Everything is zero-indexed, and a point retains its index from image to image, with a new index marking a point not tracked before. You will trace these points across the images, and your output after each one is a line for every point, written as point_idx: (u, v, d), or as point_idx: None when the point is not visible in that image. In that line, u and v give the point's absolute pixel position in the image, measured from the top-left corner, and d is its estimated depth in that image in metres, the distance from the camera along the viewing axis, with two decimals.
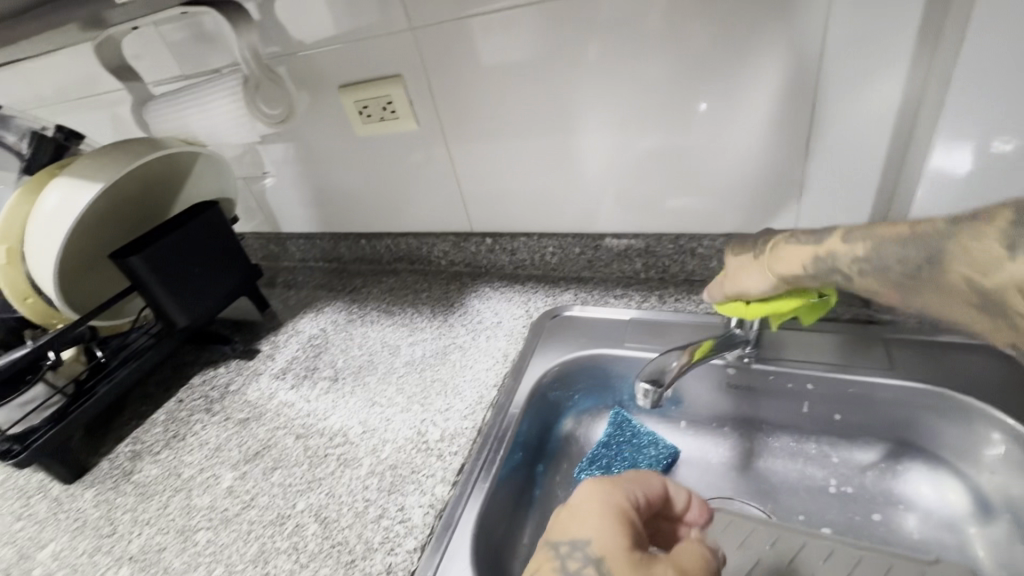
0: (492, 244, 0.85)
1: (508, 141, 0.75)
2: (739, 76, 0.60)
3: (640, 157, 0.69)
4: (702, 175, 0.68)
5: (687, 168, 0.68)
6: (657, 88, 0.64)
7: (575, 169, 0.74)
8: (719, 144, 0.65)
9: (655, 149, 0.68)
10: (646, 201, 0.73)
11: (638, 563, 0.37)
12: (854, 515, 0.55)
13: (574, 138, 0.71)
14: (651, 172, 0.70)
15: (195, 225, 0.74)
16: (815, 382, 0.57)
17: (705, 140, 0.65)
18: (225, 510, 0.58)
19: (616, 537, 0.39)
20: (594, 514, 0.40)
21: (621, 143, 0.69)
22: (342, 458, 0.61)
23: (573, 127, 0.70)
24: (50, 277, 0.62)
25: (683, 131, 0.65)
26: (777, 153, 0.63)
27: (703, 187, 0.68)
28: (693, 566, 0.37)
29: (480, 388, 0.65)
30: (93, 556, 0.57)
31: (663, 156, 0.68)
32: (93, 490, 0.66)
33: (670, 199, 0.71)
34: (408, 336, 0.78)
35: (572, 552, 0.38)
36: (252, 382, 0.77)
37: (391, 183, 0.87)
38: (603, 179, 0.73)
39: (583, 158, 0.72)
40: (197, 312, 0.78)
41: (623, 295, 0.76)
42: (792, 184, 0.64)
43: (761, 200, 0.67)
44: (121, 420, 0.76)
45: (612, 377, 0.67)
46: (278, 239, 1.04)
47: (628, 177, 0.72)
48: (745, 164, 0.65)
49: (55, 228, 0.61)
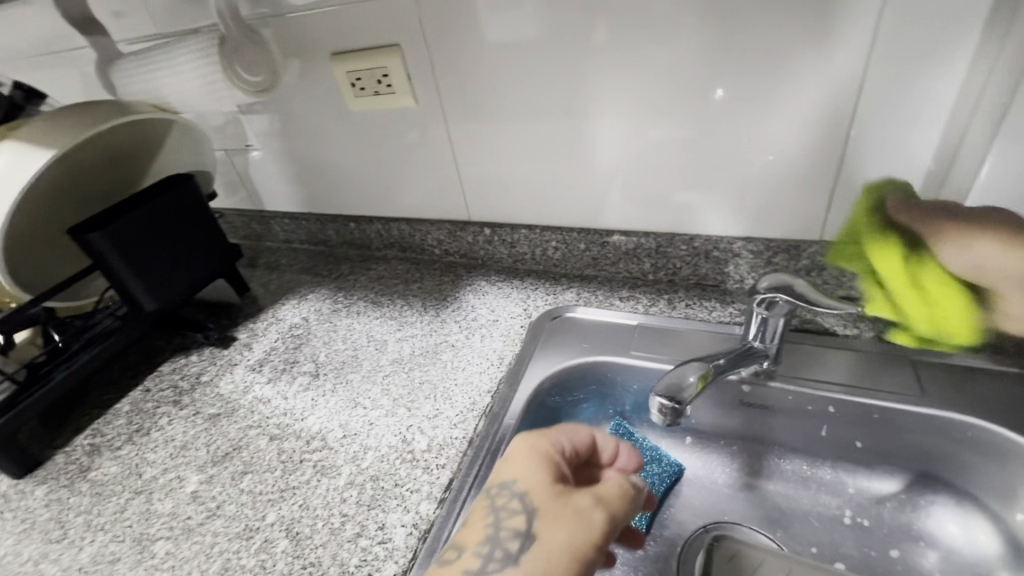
0: (490, 235, 0.80)
1: (515, 126, 0.69)
2: (773, 66, 0.54)
3: (659, 151, 0.64)
4: (725, 173, 0.62)
5: (710, 164, 0.62)
6: (684, 75, 0.58)
7: (585, 159, 0.68)
8: (744, 141, 0.59)
9: (672, 141, 0.62)
10: (657, 197, 0.67)
11: (560, 492, 0.41)
12: (869, 550, 0.51)
13: (586, 126, 0.65)
14: (666, 165, 0.64)
15: (167, 199, 0.68)
16: (837, 406, 0.52)
17: (731, 136, 0.59)
18: (188, 519, 0.53)
19: (541, 477, 0.42)
20: (525, 458, 0.43)
21: (639, 136, 0.64)
22: (319, 465, 0.56)
23: (588, 114, 0.64)
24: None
25: (709, 124, 0.60)
26: (809, 154, 0.57)
27: (721, 185, 0.63)
28: (612, 496, 0.40)
29: (473, 394, 0.60)
30: (40, 564, 0.52)
31: (681, 150, 0.63)
32: (45, 488, 0.60)
33: (683, 194, 0.66)
34: (396, 331, 0.73)
35: (503, 492, 0.42)
36: (225, 373, 0.72)
37: (385, 165, 0.80)
38: (615, 171, 0.67)
39: (596, 149, 0.66)
40: (167, 296, 0.72)
41: (629, 298, 0.71)
42: (823, 188, 0.59)
43: (785, 204, 0.61)
44: (81, 409, 0.70)
45: (615, 387, 0.63)
46: (261, 218, 0.97)
47: (640, 171, 0.66)
48: (772, 164, 0.60)
49: (1, 197, 0.54)
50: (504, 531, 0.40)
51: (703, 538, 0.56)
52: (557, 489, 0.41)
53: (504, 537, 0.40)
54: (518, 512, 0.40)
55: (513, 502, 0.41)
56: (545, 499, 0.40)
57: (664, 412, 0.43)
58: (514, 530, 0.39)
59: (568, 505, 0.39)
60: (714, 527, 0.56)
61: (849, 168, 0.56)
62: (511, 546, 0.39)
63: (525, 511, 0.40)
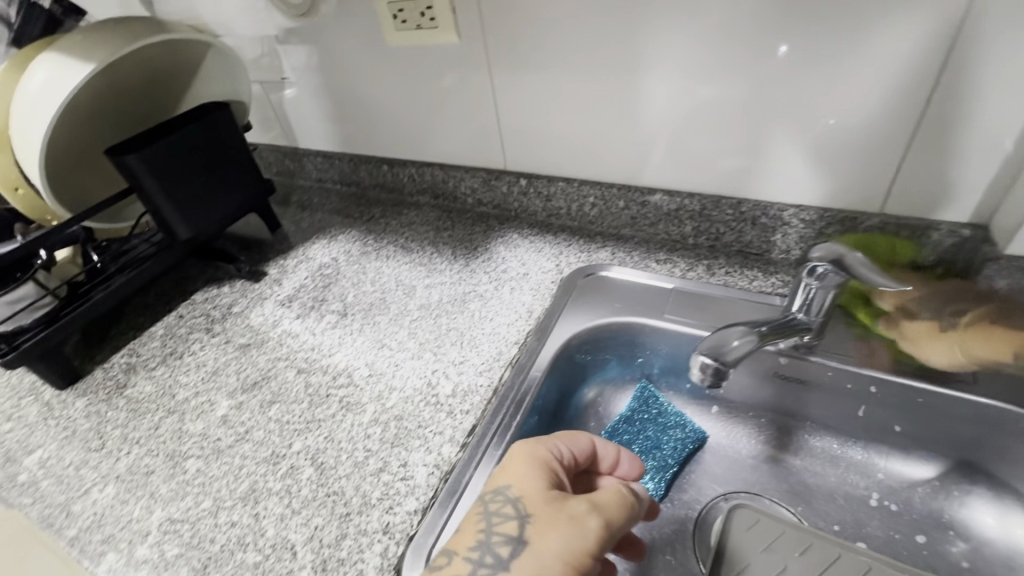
0: (526, 186, 0.77)
1: (562, 72, 0.65)
2: (856, 15, 0.49)
3: (714, 110, 0.59)
4: (783, 137, 0.58)
5: (767, 126, 0.58)
6: (751, 24, 0.53)
7: (632, 113, 0.64)
8: (811, 100, 0.55)
9: (729, 99, 0.58)
10: (706, 157, 0.63)
11: (555, 497, 0.40)
12: (894, 533, 0.50)
13: (638, 76, 0.61)
14: (720, 123, 0.60)
15: (203, 127, 0.67)
16: (879, 386, 0.51)
17: (796, 94, 0.55)
18: (218, 440, 0.55)
19: (537, 480, 0.41)
20: (522, 463, 0.42)
21: (693, 93, 0.59)
22: (344, 400, 0.57)
23: (640, 64, 0.60)
24: (32, 165, 0.56)
25: (773, 79, 0.55)
26: (881, 118, 0.53)
27: (779, 147, 0.59)
28: (610, 504, 0.40)
29: (499, 344, 0.60)
30: (81, 469, 0.55)
31: (739, 108, 0.58)
32: (85, 400, 0.63)
33: (736, 156, 0.61)
34: (425, 277, 0.72)
35: (496, 496, 0.41)
36: (255, 306, 0.73)
37: (422, 108, 0.78)
38: (663, 127, 0.63)
39: (645, 102, 0.62)
40: (201, 225, 0.72)
41: (666, 261, 0.68)
42: (893, 156, 0.54)
43: (847, 172, 0.57)
44: (118, 330, 0.72)
45: (644, 350, 0.61)
46: (294, 155, 0.96)
47: (691, 127, 0.62)
48: (838, 127, 0.55)
49: (40, 113, 0.54)
50: (495, 536, 0.39)
51: (721, 505, 0.55)
52: (552, 495, 0.40)
53: (494, 543, 0.39)
54: (511, 517, 0.39)
55: (505, 506, 0.40)
56: (540, 505, 0.39)
57: (704, 371, 0.41)
58: (504, 534, 0.38)
59: (564, 513, 0.38)
60: (734, 496, 0.56)
61: (926, 138, 0.52)
62: (502, 552, 0.38)
63: (519, 514, 0.39)
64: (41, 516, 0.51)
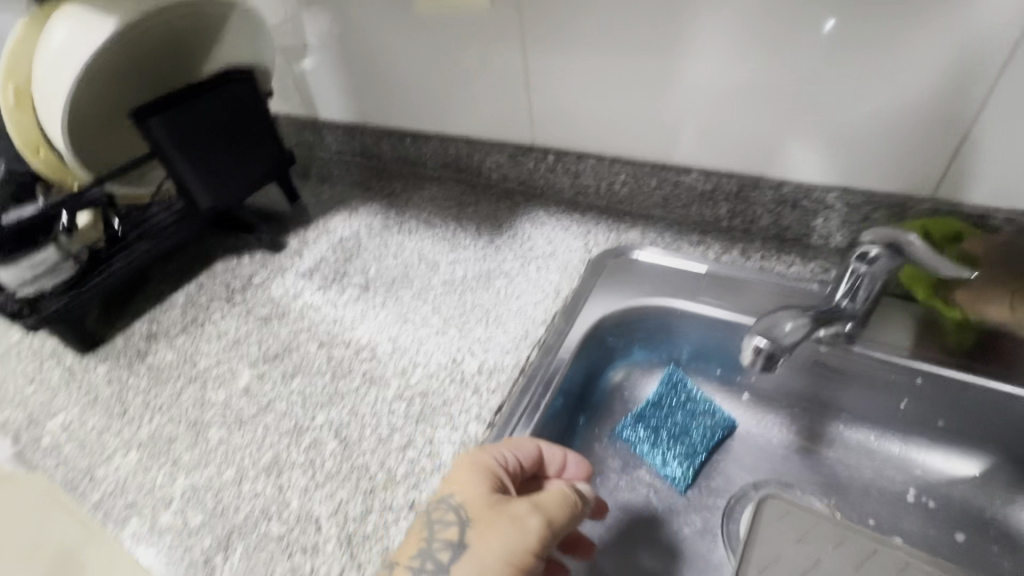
0: (554, 163, 0.74)
1: (600, 44, 0.61)
2: None
3: (759, 87, 0.56)
4: (830, 116, 0.55)
5: (815, 105, 0.55)
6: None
7: (670, 87, 0.61)
8: (863, 77, 0.51)
9: (774, 75, 0.55)
10: (745, 137, 0.60)
11: (498, 500, 0.39)
12: (931, 529, 0.49)
13: (678, 48, 0.58)
14: (763, 101, 0.57)
15: (226, 92, 0.65)
16: (926, 378, 0.49)
17: (849, 71, 0.51)
18: (240, 411, 0.54)
19: (479, 485, 0.40)
20: (466, 468, 0.41)
21: (737, 69, 0.56)
22: (368, 375, 0.56)
23: (682, 35, 0.57)
24: (55, 125, 0.55)
25: (822, 55, 0.52)
26: (940, 99, 0.49)
27: (825, 128, 0.55)
28: (554, 504, 0.39)
29: (526, 323, 0.58)
30: (103, 434, 0.55)
31: (784, 85, 0.55)
32: (107, 365, 0.63)
33: (777, 137, 0.58)
34: (448, 253, 0.71)
35: (439, 503, 0.40)
36: (276, 277, 0.72)
37: (448, 79, 0.75)
38: (701, 104, 0.60)
39: (684, 77, 0.59)
40: (222, 193, 0.71)
41: (698, 243, 0.66)
42: (950, 142, 0.51)
43: (898, 156, 0.54)
44: (139, 296, 0.72)
45: (675, 334, 0.60)
46: (314, 125, 0.94)
47: (731, 105, 0.59)
48: (890, 107, 0.51)
49: (63, 72, 0.53)
50: (438, 542, 0.38)
51: (750, 495, 0.54)
52: (495, 498, 0.39)
53: (435, 549, 0.38)
54: (453, 522, 0.38)
55: (447, 512, 0.39)
56: (482, 509, 0.38)
57: (757, 354, 0.39)
58: (447, 541, 0.38)
59: (505, 514, 0.38)
60: (764, 486, 0.54)
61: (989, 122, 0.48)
62: (443, 558, 0.37)
63: (461, 519, 0.38)
64: (65, 479, 0.51)
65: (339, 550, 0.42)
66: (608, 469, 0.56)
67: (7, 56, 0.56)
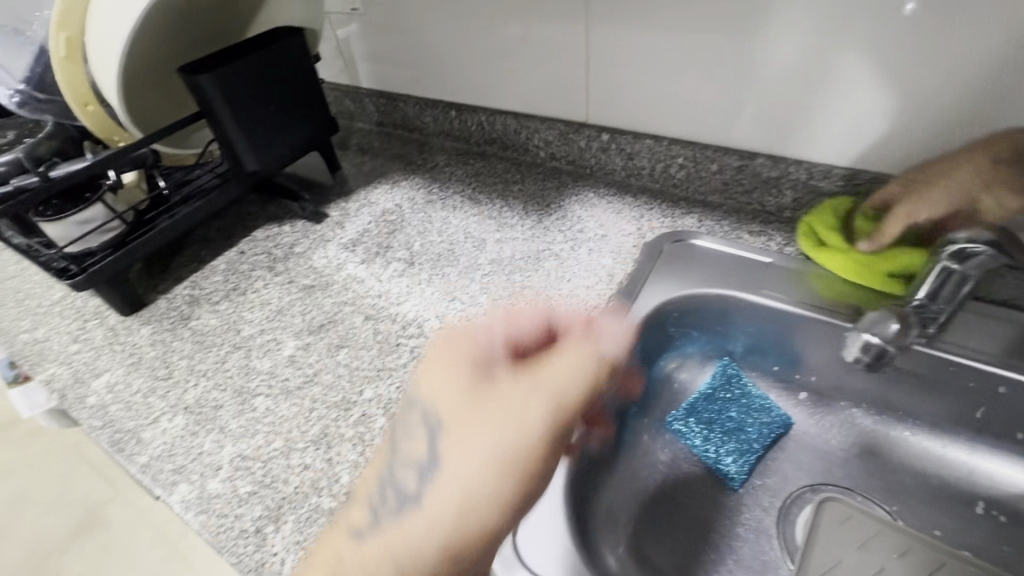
0: (607, 142, 0.71)
1: (665, 17, 0.57)
2: None
3: (836, 70, 0.52)
4: (912, 105, 0.50)
5: (897, 92, 0.50)
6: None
7: (743, 68, 0.56)
8: (966, 62, 0.46)
9: (861, 59, 0.50)
10: (818, 124, 0.56)
11: (483, 384, 0.37)
12: (1001, 543, 0.47)
13: (753, 24, 0.53)
14: (843, 87, 0.53)
15: (275, 52, 0.63)
16: (1011, 387, 0.46)
17: (943, 59, 0.47)
18: (287, 381, 0.53)
19: (456, 376, 0.38)
20: (448, 353, 0.39)
21: (819, 51, 0.52)
22: (416, 352, 0.54)
23: (760, 9, 0.52)
24: (113, 90, 0.54)
25: (916, 37, 0.47)
26: None
27: (912, 117, 0.51)
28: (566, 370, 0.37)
29: (580, 306, 0.56)
30: (148, 397, 0.54)
31: (872, 71, 0.50)
32: (150, 327, 0.62)
33: (854, 125, 0.54)
34: (495, 232, 0.68)
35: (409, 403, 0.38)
36: (318, 248, 0.70)
37: (499, 50, 0.71)
38: (773, 87, 0.56)
39: (757, 55, 0.55)
40: (268, 159, 0.69)
41: (759, 233, 0.63)
42: None
43: None
44: (181, 260, 0.71)
45: (733, 326, 0.57)
46: (356, 94, 0.91)
47: (807, 89, 0.55)
48: (992, 95, 0.47)
49: (117, 21, 0.51)
50: (401, 467, 0.36)
51: (807, 496, 0.52)
52: (483, 378, 0.37)
53: (403, 470, 0.36)
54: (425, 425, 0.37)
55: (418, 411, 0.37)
56: (461, 400, 0.37)
57: None
58: (415, 463, 0.36)
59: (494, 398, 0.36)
60: (821, 488, 0.52)
61: None
62: (409, 483, 0.36)
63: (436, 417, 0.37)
64: (111, 440, 0.51)
65: None
66: (657, 461, 0.55)
67: None
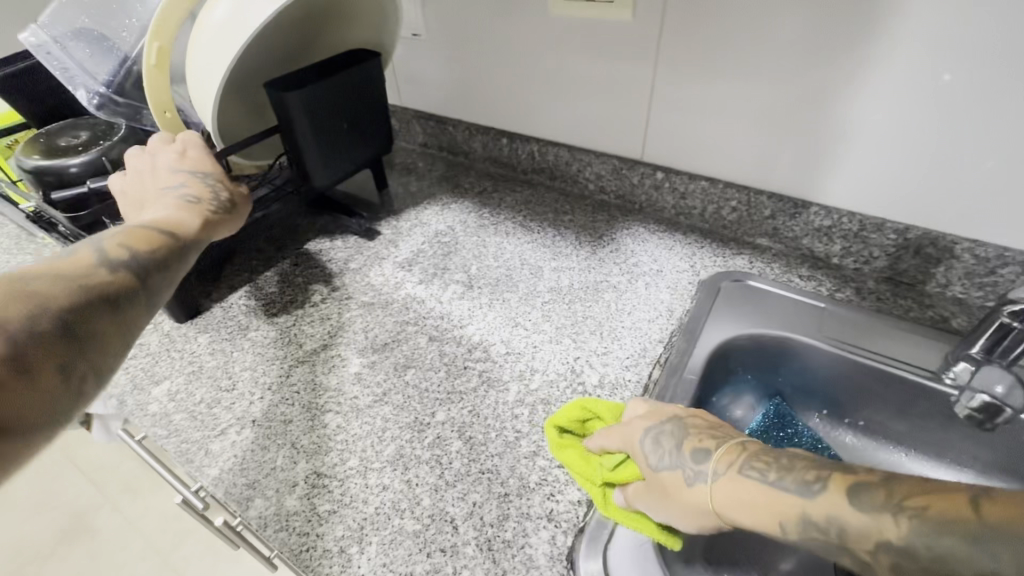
0: (660, 180, 0.73)
1: (723, 72, 0.61)
2: (995, 88, 0.49)
3: (879, 103, 0.54)
4: (942, 149, 0.54)
5: (915, 157, 0.56)
6: (1010, 12, 0.45)
7: (788, 126, 0.61)
8: (921, 154, 0.55)
9: (854, 130, 0.57)
10: (802, 182, 0.64)
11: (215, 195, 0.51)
12: None
13: (808, 71, 0.56)
14: (841, 154, 0.60)
15: (360, 81, 0.65)
16: None
17: (947, 131, 0.53)
18: (355, 398, 0.54)
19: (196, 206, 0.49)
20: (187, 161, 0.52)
21: (832, 119, 0.58)
22: (485, 375, 0.55)
23: (873, 23, 0.51)
24: (212, 116, 0.55)
25: (891, 125, 0.55)
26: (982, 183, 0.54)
27: (873, 190, 0.60)
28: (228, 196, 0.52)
29: (643, 340, 0.58)
30: (213, 407, 0.54)
31: (860, 145, 0.58)
32: (208, 336, 0.62)
33: (832, 185, 0.62)
34: (551, 260, 0.70)
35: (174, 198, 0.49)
36: (373, 265, 0.71)
37: (563, 83, 0.73)
38: (812, 145, 0.61)
39: (840, 74, 0.55)
40: (335, 176, 0.69)
41: (809, 279, 0.65)
42: (993, 220, 0.55)
43: (956, 220, 0.57)
44: (233, 268, 0.72)
45: (791, 368, 0.59)
46: (404, 115, 0.93)
47: (828, 152, 0.60)
48: (949, 179, 0.55)
49: (225, 45, 0.51)
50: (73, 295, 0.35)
51: None
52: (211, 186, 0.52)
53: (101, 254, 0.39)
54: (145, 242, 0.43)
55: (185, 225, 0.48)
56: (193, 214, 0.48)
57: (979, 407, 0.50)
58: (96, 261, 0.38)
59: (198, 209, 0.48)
60: None
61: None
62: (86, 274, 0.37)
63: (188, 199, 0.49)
64: (178, 451, 0.51)
65: (480, 554, 0.41)
66: None
67: (156, 15, 0.52)
